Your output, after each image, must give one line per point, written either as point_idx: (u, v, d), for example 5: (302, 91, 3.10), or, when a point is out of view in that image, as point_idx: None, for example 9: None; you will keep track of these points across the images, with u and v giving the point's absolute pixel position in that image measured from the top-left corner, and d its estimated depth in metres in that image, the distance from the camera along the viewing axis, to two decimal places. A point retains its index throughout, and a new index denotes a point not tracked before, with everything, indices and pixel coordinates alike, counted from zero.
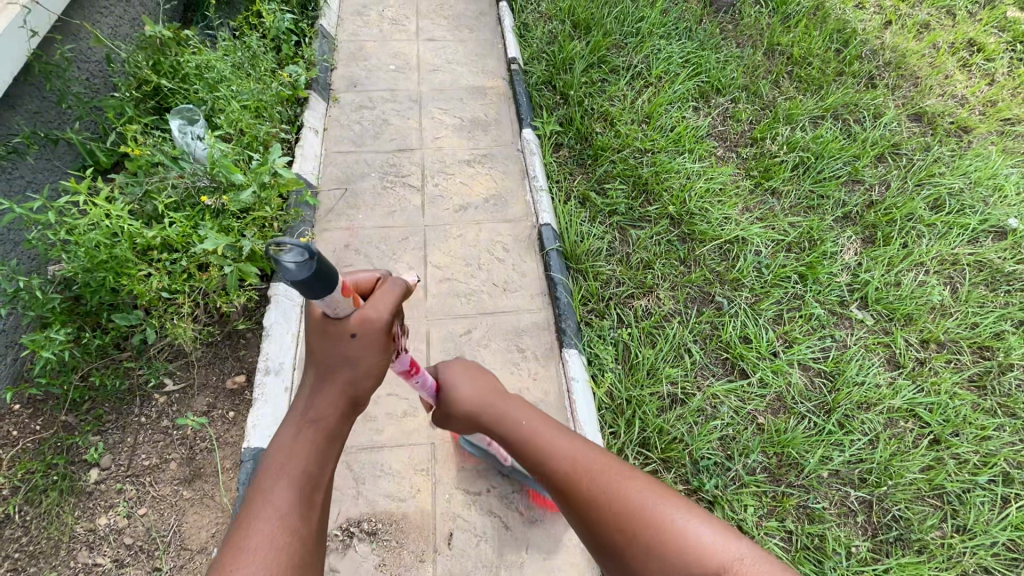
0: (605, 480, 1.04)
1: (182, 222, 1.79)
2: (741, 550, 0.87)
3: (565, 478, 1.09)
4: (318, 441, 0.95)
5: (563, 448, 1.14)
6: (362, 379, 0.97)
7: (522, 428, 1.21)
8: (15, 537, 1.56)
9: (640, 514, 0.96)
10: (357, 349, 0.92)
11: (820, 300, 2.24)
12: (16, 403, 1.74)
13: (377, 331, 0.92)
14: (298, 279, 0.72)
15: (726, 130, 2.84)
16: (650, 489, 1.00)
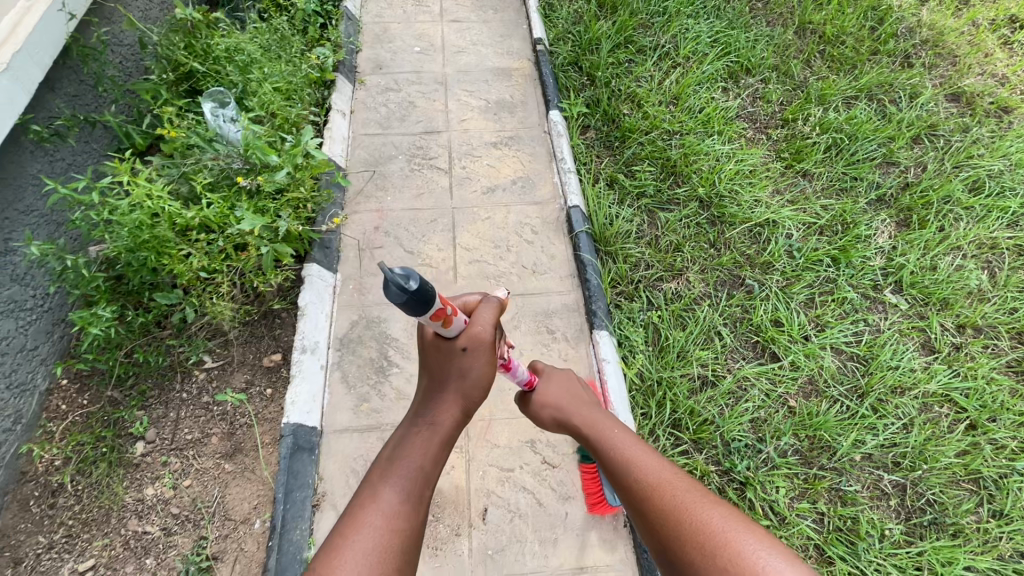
0: (684, 498, 1.08)
1: (219, 203, 1.81)
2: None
3: (647, 493, 1.13)
4: (433, 439, 1.15)
5: (650, 466, 1.19)
6: (472, 388, 1.19)
7: (610, 439, 1.31)
8: (69, 505, 1.64)
9: (719, 537, 0.97)
10: (467, 362, 1.15)
11: (853, 283, 2.21)
12: (64, 378, 1.81)
13: (484, 346, 1.14)
14: (400, 300, 0.91)
15: (756, 110, 2.78)
16: (735, 521, 1.00)
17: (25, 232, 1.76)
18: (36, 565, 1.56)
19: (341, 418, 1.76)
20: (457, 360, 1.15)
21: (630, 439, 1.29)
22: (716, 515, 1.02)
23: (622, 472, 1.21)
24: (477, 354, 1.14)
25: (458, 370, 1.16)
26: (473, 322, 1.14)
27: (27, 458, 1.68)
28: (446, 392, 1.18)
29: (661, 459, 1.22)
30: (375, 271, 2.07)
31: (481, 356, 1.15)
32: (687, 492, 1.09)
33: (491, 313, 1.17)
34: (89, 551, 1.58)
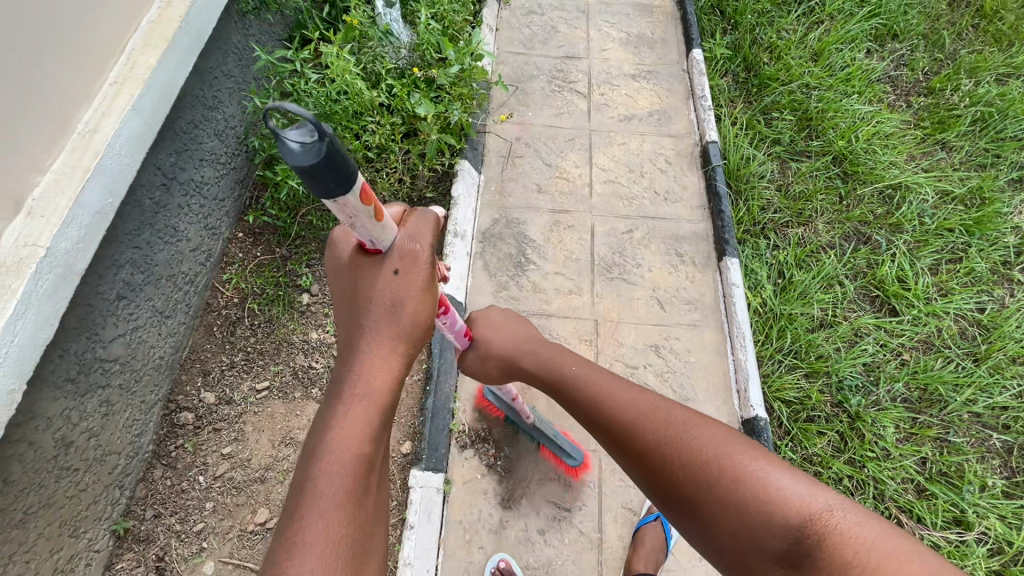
0: (671, 420, 0.98)
1: (398, 88, 1.97)
2: (827, 500, 0.82)
3: (622, 424, 1.01)
4: (367, 411, 0.86)
5: (619, 389, 1.07)
6: (409, 324, 0.91)
7: (570, 366, 1.16)
8: (246, 335, 1.85)
9: (707, 454, 0.90)
10: (399, 290, 0.89)
11: (983, 256, 2.18)
12: (241, 230, 2.02)
13: (421, 265, 0.90)
14: (306, 163, 0.66)
15: (898, 77, 2.71)
16: (724, 434, 0.93)
17: (228, 94, 1.92)
18: (221, 378, 1.78)
19: (482, 299, 1.93)
20: (388, 287, 0.89)
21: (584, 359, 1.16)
22: (706, 433, 0.93)
23: (593, 407, 1.06)
24: (411, 276, 0.90)
25: (392, 305, 0.89)
26: (409, 234, 0.90)
27: (212, 291, 1.91)
28: (375, 340, 0.89)
29: (629, 384, 1.10)
30: (515, 178, 2.19)
31: (417, 281, 0.90)
32: (667, 410, 1.00)
33: (431, 222, 0.93)
34: (264, 374, 1.80)
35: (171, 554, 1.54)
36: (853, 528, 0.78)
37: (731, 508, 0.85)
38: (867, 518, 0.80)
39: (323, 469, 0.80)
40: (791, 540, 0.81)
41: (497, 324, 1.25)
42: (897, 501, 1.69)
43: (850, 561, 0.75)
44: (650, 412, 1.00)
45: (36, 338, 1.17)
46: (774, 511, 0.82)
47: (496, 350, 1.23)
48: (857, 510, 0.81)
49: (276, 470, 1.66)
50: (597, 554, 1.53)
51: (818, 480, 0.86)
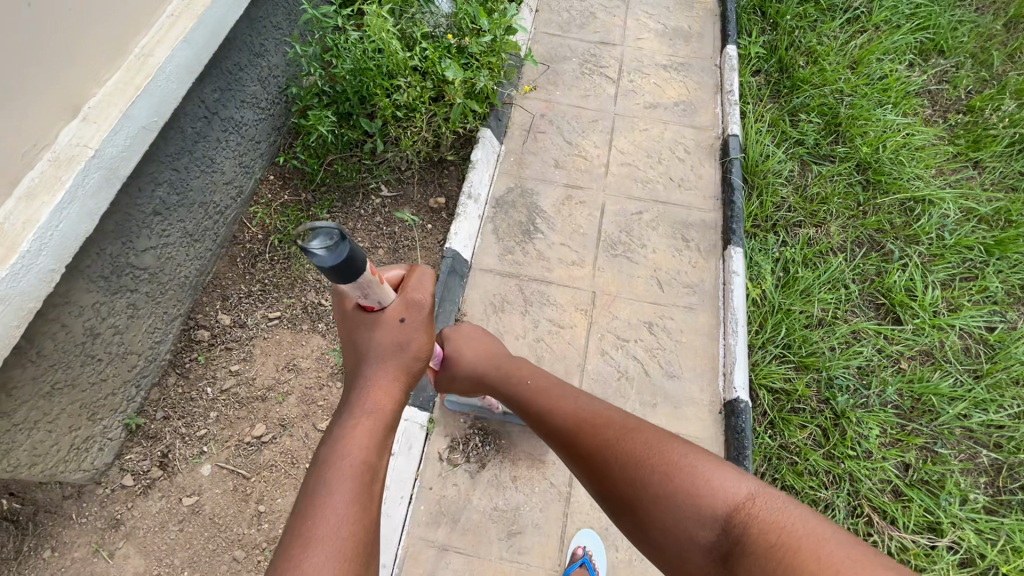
0: (611, 428, 1.04)
1: (431, 51, 2.05)
2: (749, 488, 0.82)
3: (577, 436, 1.07)
4: (373, 424, 0.97)
5: (575, 407, 1.14)
6: (409, 363, 1.04)
7: (542, 390, 1.24)
8: (265, 268, 1.98)
9: (642, 454, 0.94)
10: (403, 333, 1.02)
11: (1002, 277, 2.13)
12: (272, 172, 2.15)
13: (423, 314, 1.04)
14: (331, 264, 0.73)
15: (938, 93, 2.65)
16: (664, 437, 0.96)
17: (274, 44, 2.05)
18: (238, 304, 1.92)
19: (488, 260, 2.01)
20: (391, 333, 1.01)
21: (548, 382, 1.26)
22: (638, 438, 0.98)
23: (554, 421, 1.14)
24: (413, 322, 1.03)
25: (396, 344, 1.02)
26: (408, 288, 1.02)
27: (240, 226, 2.05)
28: (377, 368, 1.01)
29: (588, 401, 1.15)
30: (535, 151, 2.26)
31: (417, 327, 1.03)
32: (610, 423, 1.05)
33: (430, 281, 1.06)
34: (277, 305, 1.93)
35: (174, 453, 1.68)
36: (774, 513, 0.76)
37: (662, 500, 0.87)
38: (793, 505, 0.77)
39: (331, 480, 0.88)
40: (715, 526, 0.81)
41: (462, 349, 1.42)
42: (871, 500, 1.69)
43: (762, 538, 0.73)
44: (600, 424, 1.06)
45: (78, 228, 1.30)
46: (700, 499, 0.84)
47: (465, 365, 1.40)
48: (780, 496, 0.79)
49: (277, 391, 1.78)
50: (564, 505, 1.59)
51: (748, 473, 0.86)
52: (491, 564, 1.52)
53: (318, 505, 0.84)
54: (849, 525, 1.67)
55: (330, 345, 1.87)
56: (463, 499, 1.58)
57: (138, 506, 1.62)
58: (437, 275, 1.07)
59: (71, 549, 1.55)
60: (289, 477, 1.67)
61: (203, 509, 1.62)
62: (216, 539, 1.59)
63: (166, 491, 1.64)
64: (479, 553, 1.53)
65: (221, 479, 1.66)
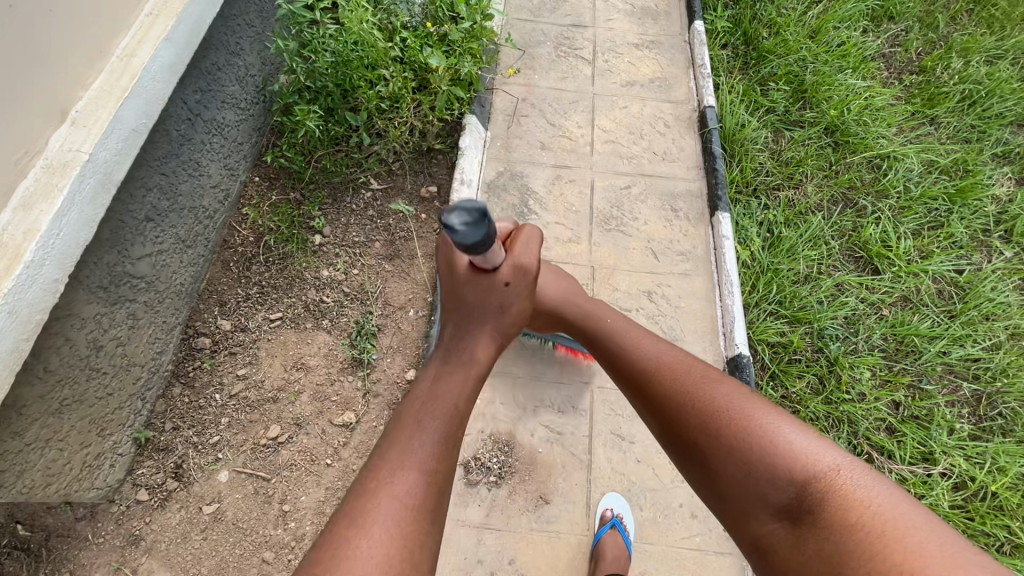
0: (692, 380, 1.09)
1: (412, 40, 2.05)
2: (834, 460, 0.86)
3: (658, 381, 1.13)
4: (470, 375, 1.15)
5: (654, 352, 1.20)
6: (510, 318, 1.28)
7: (619, 334, 1.30)
8: (261, 270, 1.95)
9: (723, 410, 0.99)
10: (506, 296, 1.24)
11: (964, 224, 2.28)
12: (257, 174, 2.11)
13: (528, 279, 1.26)
14: (469, 237, 0.84)
15: (892, 57, 2.79)
16: (747, 398, 1.01)
17: (249, 42, 2.01)
18: (237, 308, 1.89)
19: None
20: (498, 294, 1.23)
21: (631, 330, 1.30)
22: (723, 391, 1.03)
23: (632, 365, 1.20)
24: (517, 285, 1.25)
25: (495, 308, 1.24)
26: (516, 253, 1.24)
27: (229, 230, 2.00)
28: (483, 324, 1.23)
29: (673, 350, 1.21)
30: (520, 135, 2.29)
31: (521, 289, 1.26)
32: (692, 375, 1.10)
33: (535, 247, 1.27)
34: (277, 306, 1.90)
35: (188, 463, 1.66)
36: (862, 487, 0.81)
37: (734, 455, 0.93)
38: (881, 484, 0.82)
39: (430, 410, 1.02)
40: (790, 488, 0.86)
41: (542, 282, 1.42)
42: (870, 438, 1.80)
43: (842, 508, 0.79)
44: (681, 375, 1.11)
45: (78, 236, 1.27)
46: (776, 460, 0.89)
47: (546, 302, 1.41)
48: (868, 474, 0.83)
49: (288, 391, 1.77)
50: (587, 472, 1.64)
51: (832, 444, 0.90)
52: (523, 536, 1.55)
53: (417, 427, 0.98)
54: None
55: (337, 340, 1.86)
56: (489, 476, 1.61)
57: (156, 519, 1.59)
58: (542, 235, 1.30)
59: (91, 570, 1.51)
60: (310, 474, 1.66)
61: (226, 516, 1.60)
62: (243, 544, 1.58)
63: (185, 502, 1.61)
64: (511, 527, 1.56)
65: (240, 484, 1.64)
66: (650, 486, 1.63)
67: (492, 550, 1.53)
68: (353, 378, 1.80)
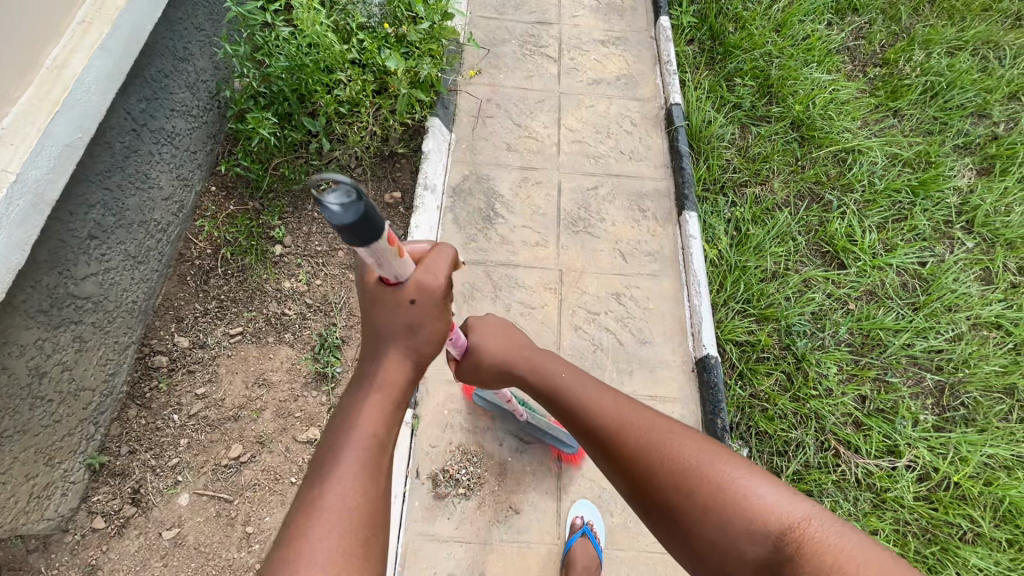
0: (647, 431, 0.97)
1: (369, 42, 2.00)
2: (805, 509, 0.82)
3: (613, 436, 0.99)
4: (389, 401, 0.86)
5: (603, 402, 1.05)
6: (421, 345, 0.90)
7: (562, 379, 1.13)
8: (220, 283, 1.89)
9: (687, 468, 0.89)
10: (417, 316, 0.88)
11: (927, 215, 2.31)
12: (214, 184, 2.04)
13: (439, 298, 0.89)
14: (348, 222, 0.69)
15: (856, 49, 2.80)
16: (704, 445, 0.93)
17: (198, 47, 1.93)
18: (195, 324, 1.83)
19: (452, 250, 2.00)
20: (402, 314, 0.87)
21: (574, 373, 1.13)
22: (681, 441, 0.94)
23: (582, 420, 1.05)
24: (428, 308, 0.89)
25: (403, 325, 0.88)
26: (423, 264, 0.88)
27: (186, 243, 1.93)
28: (388, 349, 0.89)
29: (618, 392, 1.08)
30: (485, 137, 2.25)
31: (432, 313, 0.89)
32: (644, 425, 0.98)
33: (448, 262, 0.92)
34: (238, 320, 1.85)
35: (147, 487, 1.60)
36: (834, 536, 0.79)
37: (709, 519, 0.84)
38: (843, 527, 0.80)
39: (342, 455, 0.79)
40: (766, 544, 0.81)
41: (482, 338, 1.20)
42: (837, 433, 1.82)
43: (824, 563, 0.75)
44: (637, 428, 0.98)
45: (6, 262, 1.22)
46: (752, 521, 0.82)
47: (485, 357, 1.20)
48: (834, 519, 0.81)
49: (249, 409, 1.72)
50: (557, 480, 1.63)
51: (795, 488, 0.86)
52: (493, 547, 1.53)
53: (323, 481, 0.77)
54: (819, 460, 1.79)
55: (300, 354, 1.81)
56: (458, 489, 1.59)
57: (114, 547, 1.53)
58: (457, 251, 0.94)
59: None
60: (274, 493, 1.62)
61: (187, 541, 1.56)
62: (206, 568, 1.54)
63: (143, 528, 1.56)
64: (480, 540, 1.54)
65: (201, 507, 1.59)
66: (621, 491, 1.63)
67: (461, 564, 1.51)
68: (317, 393, 1.76)
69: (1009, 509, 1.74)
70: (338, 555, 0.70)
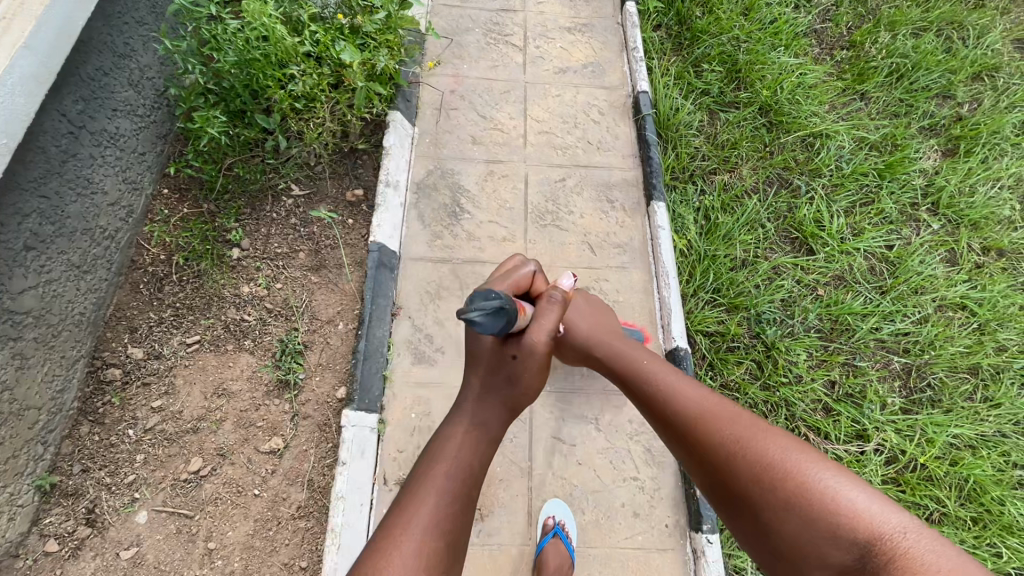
0: (737, 429, 1.02)
1: (322, 34, 1.91)
2: (899, 520, 0.80)
3: (700, 431, 1.06)
4: (483, 437, 1.12)
5: (696, 402, 1.13)
6: (520, 390, 1.18)
7: (660, 379, 1.24)
8: (175, 291, 1.82)
9: (770, 462, 0.93)
10: (518, 369, 1.16)
11: (894, 198, 2.32)
12: (166, 187, 1.94)
13: (538, 355, 1.16)
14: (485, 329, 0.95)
15: (823, 32, 2.78)
16: (797, 450, 0.94)
17: (140, 42, 1.83)
18: (149, 334, 1.75)
19: (417, 248, 1.95)
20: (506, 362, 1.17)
21: (673, 375, 1.24)
22: (770, 440, 0.97)
23: (673, 415, 1.14)
24: (528, 362, 1.16)
25: (508, 377, 1.17)
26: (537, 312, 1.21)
27: (137, 249, 1.85)
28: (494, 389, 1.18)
29: (714, 395, 1.14)
30: (450, 130, 2.19)
31: (531, 366, 1.17)
32: (734, 423, 1.03)
33: (555, 315, 1.21)
34: (195, 328, 1.78)
35: (102, 506, 1.54)
36: (930, 556, 0.75)
37: (788, 513, 0.87)
38: (947, 550, 0.76)
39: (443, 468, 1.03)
40: (851, 551, 0.80)
41: (572, 322, 1.50)
42: (806, 420, 1.83)
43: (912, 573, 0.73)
44: (725, 425, 1.04)
45: None
46: (834, 521, 0.82)
47: (578, 336, 1.49)
48: (936, 539, 0.77)
49: (209, 421, 1.66)
50: (529, 480, 1.61)
51: (896, 504, 0.83)
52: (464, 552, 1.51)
53: (429, 481, 1.01)
54: None
55: (261, 361, 1.75)
56: None
57: (69, 571, 1.48)
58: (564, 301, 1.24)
59: None
60: (237, 506, 1.58)
61: (147, 559, 1.51)
62: None
63: (100, 549, 1.50)
64: None
65: (161, 524, 1.54)
66: (592, 489, 1.61)
67: None
68: (279, 401, 1.70)
69: (974, 487, 1.77)
70: (428, 540, 0.92)
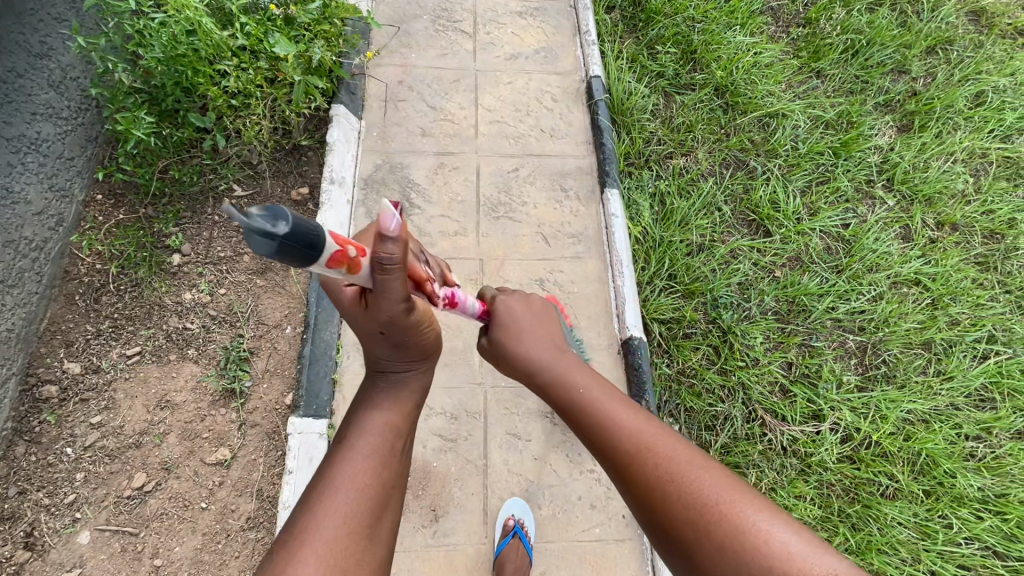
0: (672, 462, 0.93)
1: (254, 25, 1.81)
2: (830, 564, 0.75)
3: (631, 461, 0.96)
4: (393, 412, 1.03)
5: (626, 424, 1.02)
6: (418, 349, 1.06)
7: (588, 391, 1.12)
8: (112, 301, 1.74)
9: (706, 501, 0.85)
10: (399, 334, 1.00)
11: (849, 176, 2.32)
12: (99, 193, 1.85)
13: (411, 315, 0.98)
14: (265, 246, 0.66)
15: (779, 8, 2.74)
16: (732, 486, 0.87)
17: (60, 40, 1.72)
18: (86, 347, 1.68)
19: None
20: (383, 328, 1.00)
21: (602, 389, 1.11)
22: (704, 474, 0.89)
23: (602, 439, 1.03)
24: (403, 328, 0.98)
25: (394, 343, 1.01)
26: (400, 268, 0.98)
27: (71, 259, 1.76)
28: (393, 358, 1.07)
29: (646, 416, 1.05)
30: (398, 122, 2.13)
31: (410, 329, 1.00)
32: (669, 455, 0.94)
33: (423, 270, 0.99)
34: (134, 340, 1.71)
35: (41, 529, 1.49)
36: None
37: (725, 560, 0.79)
38: None
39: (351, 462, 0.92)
40: None
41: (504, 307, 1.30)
42: (762, 403, 1.84)
43: None
44: (659, 455, 0.94)
45: None
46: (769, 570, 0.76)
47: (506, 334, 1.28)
48: None
49: (153, 434, 1.61)
50: (483, 478, 1.59)
51: (827, 544, 0.79)
52: (417, 554, 1.49)
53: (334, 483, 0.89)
54: (745, 431, 1.81)
55: (205, 371, 1.70)
56: None
57: None
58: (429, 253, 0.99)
59: None
60: (184, 521, 1.54)
61: None
62: None
63: (40, 572, 1.46)
64: (403, 547, 1.49)
65: (105, 543, 1.50)
66: (548, 483, 1.60)
67: None
68: (225, 411, 1.65)
69: (926, 461, 1.80)
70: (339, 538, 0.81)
